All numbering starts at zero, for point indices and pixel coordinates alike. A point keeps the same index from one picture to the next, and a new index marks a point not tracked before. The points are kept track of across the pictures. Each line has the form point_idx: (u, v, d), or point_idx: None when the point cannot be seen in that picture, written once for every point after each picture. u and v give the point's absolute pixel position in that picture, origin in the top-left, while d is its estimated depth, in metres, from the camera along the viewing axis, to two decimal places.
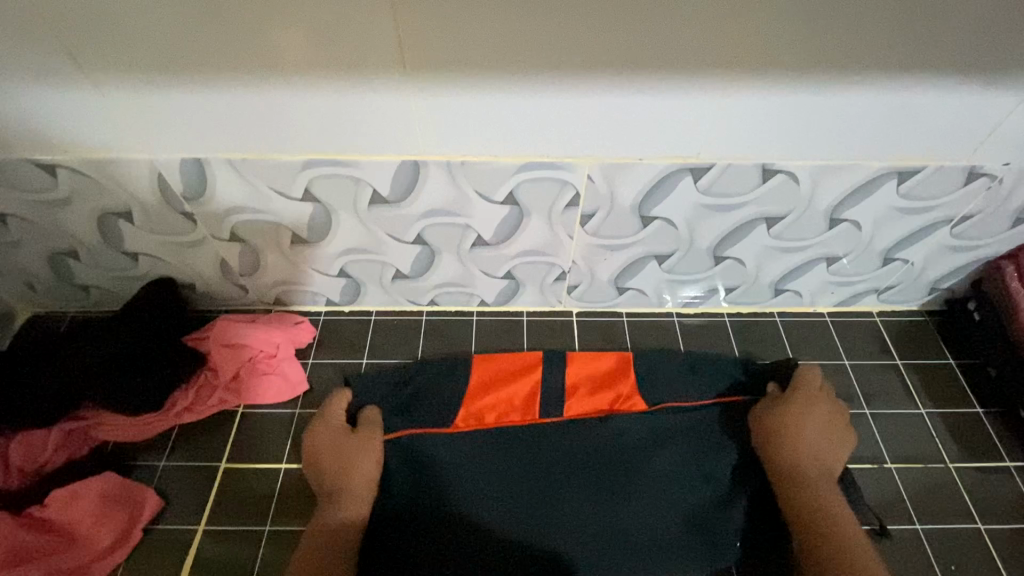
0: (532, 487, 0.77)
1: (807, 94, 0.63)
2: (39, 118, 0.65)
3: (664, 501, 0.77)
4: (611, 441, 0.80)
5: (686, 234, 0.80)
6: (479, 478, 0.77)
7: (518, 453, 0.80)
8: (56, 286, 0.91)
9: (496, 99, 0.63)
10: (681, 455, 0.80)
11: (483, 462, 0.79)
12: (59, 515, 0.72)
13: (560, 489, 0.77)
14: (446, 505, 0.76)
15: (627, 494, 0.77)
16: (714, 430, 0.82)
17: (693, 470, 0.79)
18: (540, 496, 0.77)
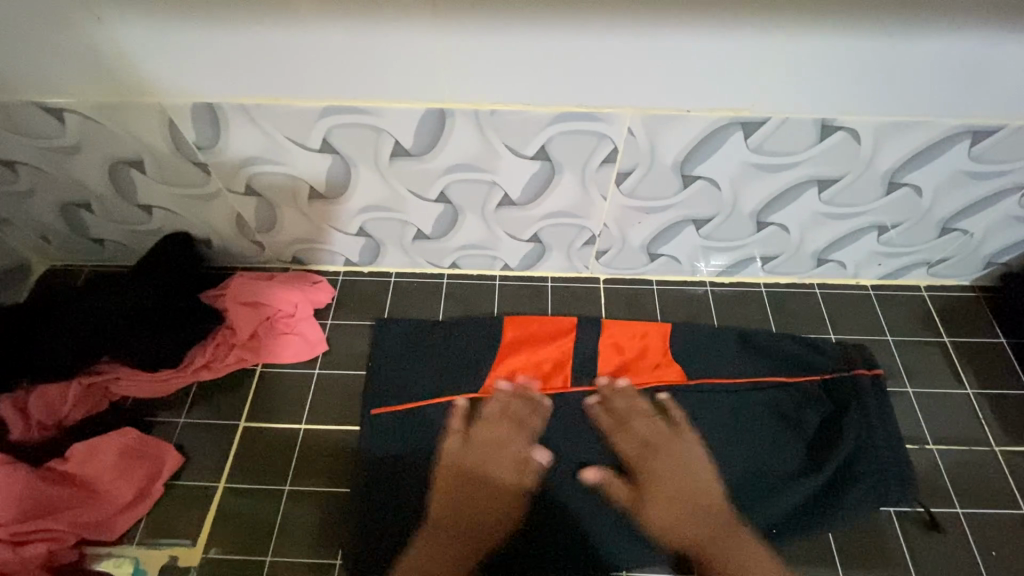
0: (568, 459, 0.77)
1: (883, 38, 0.56)
2: (44, 58, 0.61)
3: (700, 484, 0.75)
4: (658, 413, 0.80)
5: (729, 196, 0.75)
6: (525, 439, 0.78)
7: (570, 416, 0.80)
8: (71, 239, 0.89)
9: (532, 40, 0.57)
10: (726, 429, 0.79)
11: (524, 432, 0.78)
12: (79, 468, 0.72)
13: (602, 456, 0.77)
14: (481, 470, 0.76)
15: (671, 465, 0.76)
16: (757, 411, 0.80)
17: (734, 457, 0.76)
18: (575, 468, 0.76)
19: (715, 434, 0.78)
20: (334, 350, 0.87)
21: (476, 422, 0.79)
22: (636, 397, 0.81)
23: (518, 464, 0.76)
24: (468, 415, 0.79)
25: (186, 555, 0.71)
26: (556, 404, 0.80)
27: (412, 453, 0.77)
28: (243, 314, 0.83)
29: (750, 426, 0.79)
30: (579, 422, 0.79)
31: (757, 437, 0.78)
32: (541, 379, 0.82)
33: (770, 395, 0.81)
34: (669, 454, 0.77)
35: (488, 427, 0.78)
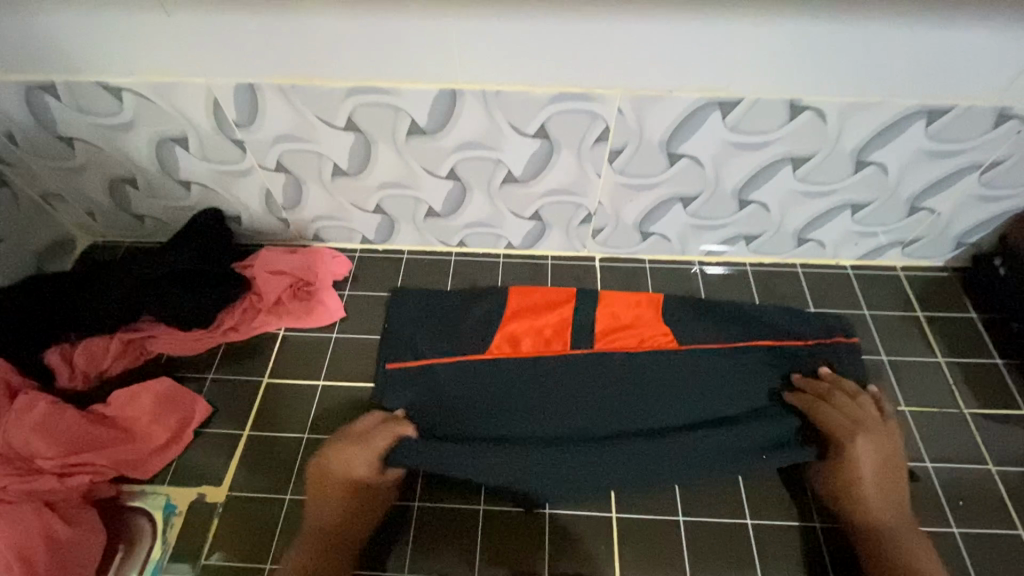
0: (544, 398, 0.83)
1: (839, 25, 0.64)
2: (111, 43, 0.71)
3: (672, 427, 0.81)
4: (645, 369, 0.86)
5: (712, 174, 0.82)
6: (510, 378, 0.85)
7: (558, 362, 0.86)
8: (114, 215, 0.98)
9: (532, 26, 0.66)
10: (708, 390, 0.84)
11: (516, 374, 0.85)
12: (120, 412, 0.79)
13: (574, 397, 0.83)
14: (472, 407, 0.83)
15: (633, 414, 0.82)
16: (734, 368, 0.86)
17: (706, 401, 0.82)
18: (559, 408, 0.83)
19: (695, 392, 0.84)
20: (350, 317, 0.95)
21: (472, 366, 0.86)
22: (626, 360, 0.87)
23: (496, 400, 0.83)
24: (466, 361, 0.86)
25: (212, 493, 0.78)
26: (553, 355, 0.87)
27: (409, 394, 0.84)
28: (269, 281, 0.92)
29: (857, 441, 0.76)
30: (565, 369, 0.86)
31: (843, 460, 0.76)
32: (541, 341, 0.88)
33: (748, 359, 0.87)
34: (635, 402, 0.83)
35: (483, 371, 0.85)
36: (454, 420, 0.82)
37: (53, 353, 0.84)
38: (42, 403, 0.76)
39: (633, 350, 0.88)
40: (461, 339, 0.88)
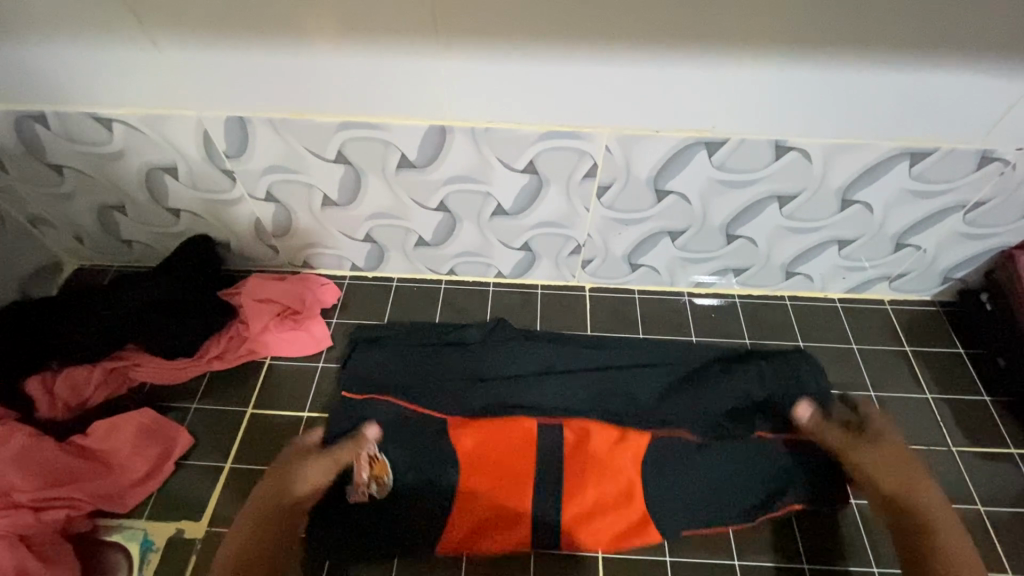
0: (537, 367, 0.87)
1: (822, 70, 0.65)
2: (101, 76, 0.71)
3: (653, 400, 0.84)
4: (644, 360, 0.89)
5: (699, 210, 0.83)
6: (510, 351, 0.88)
7: (555, 350, 0.89)
8: (102, 240, 0.98)
9: (520, 67, 0.67)
10: (700, 374, 0.87)
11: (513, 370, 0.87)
12: (100, 443, 0.78)
13: (566, 367, 0.87)
14: (463, 368, 0.87)
15: (614, 377, 0.86)
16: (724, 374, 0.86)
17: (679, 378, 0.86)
18: (551, 406, 0.83)
19: (683, 374, 0.87)
20: (337, 346, 0.94)
21: (469, 365, 0.87)
22: (619, 357, 0.89)
23: (496, 364, 0.87)
24: (463, 357, 0.88)
25: (191, 529, 0.76)
26: (553, 347, 0.90)
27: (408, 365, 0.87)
28: (255, 309, 0.91)
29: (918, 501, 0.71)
30: (563, 353, 0.89)
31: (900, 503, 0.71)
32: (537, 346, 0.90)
33: (743, 365, 0.87)
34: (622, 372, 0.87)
35: (478, 374, 0.86)
36: (436, 378, 0.85)
37: (34, 380, 0.83)
38: (20, 435, 0.75)
39: (630, 359, 0.89)
40: (459, 341, 0.90)
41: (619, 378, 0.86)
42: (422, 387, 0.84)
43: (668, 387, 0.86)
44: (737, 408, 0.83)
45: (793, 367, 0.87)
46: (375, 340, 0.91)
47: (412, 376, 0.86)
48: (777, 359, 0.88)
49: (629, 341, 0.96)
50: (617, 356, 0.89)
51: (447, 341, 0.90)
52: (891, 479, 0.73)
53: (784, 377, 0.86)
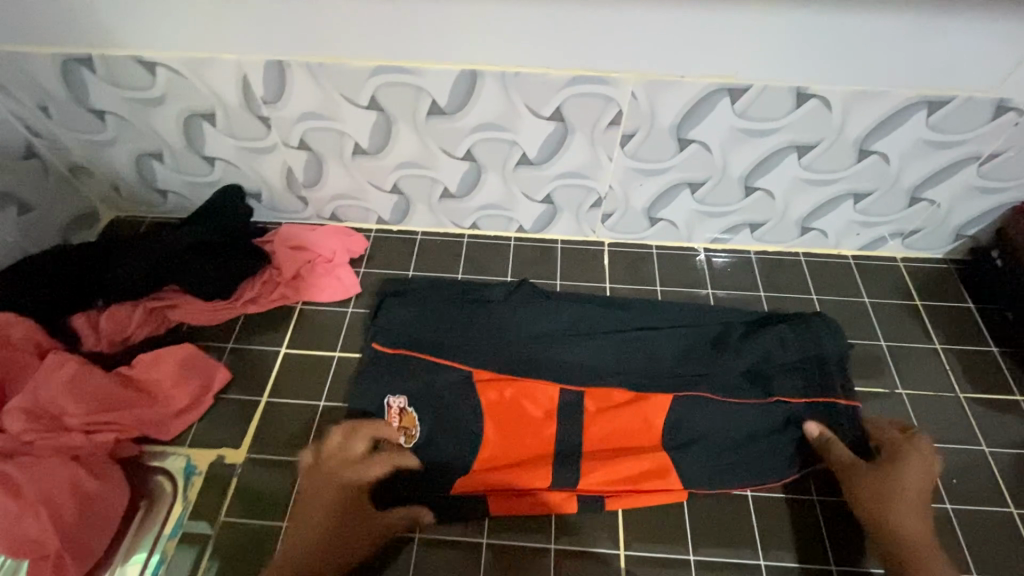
0: (558, 326, 0.89)
1: (846, 15, 0.67)
2: (149, 19, 0.74)
3: (673, 358, 0.86)
4: (662, 322, 0.90)
5: (719, 160, 0.85)
6: (531, 312, 0.90)
7: (575, 309, 0.91)
8: (138, 190, 1.01)
9: (552, 10, 0.69)
10: (717, 336, 0.88)
11: (534, 331, 0.88)
12: (145, 375, 0.82)
13: (587, 327, 0.89)
14: (486, 325, 0.89)
15: (634, 337, 0.88)
16: (746, 329, 0.89)
17: (698, 338, 0.88)
18: (573, 364, 0.85)
19: (702, 334, 0.88)
20: (365, 294, 0.98)
21: (492, 321, 0.89)
22: (636, 315, 0.91)
23: (519, 324, 0.89)
24: (487, 310, 0.90)
25: (232, 455, 0.80)
26: (572, 307, 0.91)
27: (432, 321, 0.89)
28: (287, 256, 0.95)
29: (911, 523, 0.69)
30: (584, 314, 0.90)
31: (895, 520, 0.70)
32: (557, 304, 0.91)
33: (765, 330, 0.87)
34: (642, 330, 0.88)
35: (501, 332, 0.88)
36: (460, 333, 0.87)
37: (79, 318, 0.87)
38: (69, 364, 0.79)
39: (647, 316, 0.91)
40: (480, 298, 0.92)
41: (640, 339, 0.87)
42: (447, 341, 0.87)
43: (687, 344, 0.87)
44: (759, 369, 0.84)
45: (817, 339, 0.86)
46: (398, 294, 0.93)
47: (436, 331, 0.88)
48: (800, 324, 0.88)
49: (646, 292, 0.99)
50: (635, 314, 0.91)
51: (468, 298, 0.92)
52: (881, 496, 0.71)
53: (809, 344, 0.85)
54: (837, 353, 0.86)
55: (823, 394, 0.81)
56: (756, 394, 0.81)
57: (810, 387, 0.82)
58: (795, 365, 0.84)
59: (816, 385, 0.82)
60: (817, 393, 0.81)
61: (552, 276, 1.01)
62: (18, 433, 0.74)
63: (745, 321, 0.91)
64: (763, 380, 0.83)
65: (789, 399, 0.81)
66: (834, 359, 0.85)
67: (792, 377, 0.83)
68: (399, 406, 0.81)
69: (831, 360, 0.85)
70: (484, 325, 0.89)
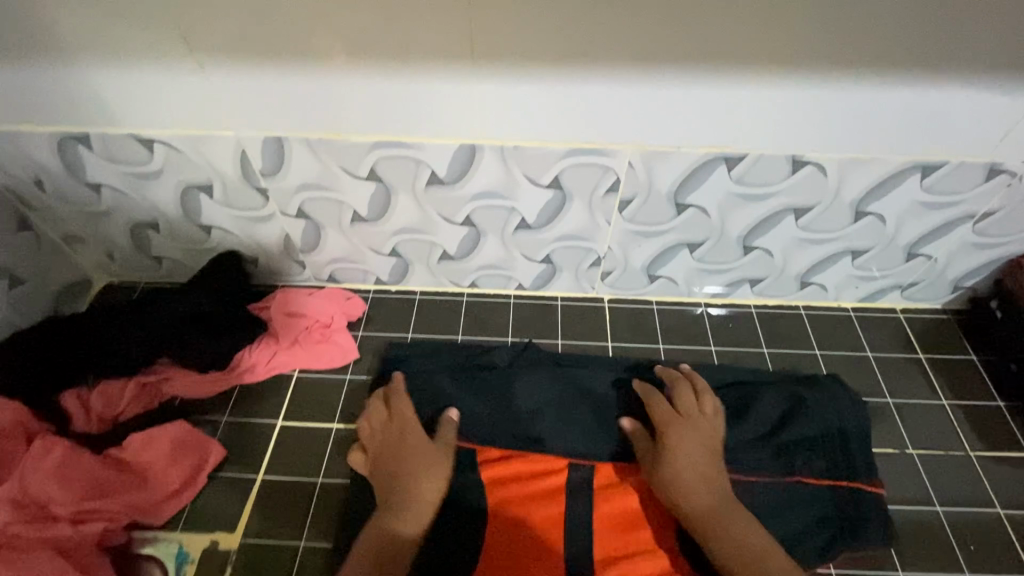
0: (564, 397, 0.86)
1: (838, 88, 0.68)
2: (148, 100, 0.74)
3: None
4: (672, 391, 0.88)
5: (718, 223, 0.86)
6: (536, 383, 0.87)
7: (582, 379, 0.89)
8: (133, 257, 1.00)
9: (548, 88, 0.70)
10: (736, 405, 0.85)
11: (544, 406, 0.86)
12: (136, 456, 0.79)
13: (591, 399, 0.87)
14: (490, 400, 0.86)
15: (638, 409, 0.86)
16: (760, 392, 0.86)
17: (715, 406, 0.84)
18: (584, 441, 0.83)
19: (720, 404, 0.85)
20: (364, 359, 0.96)
21: (499, 398, 0.86)
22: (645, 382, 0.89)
23: (524, 395, 0.86)
24: (493, 384, 0.87)
25: (226, 540, 0.77)
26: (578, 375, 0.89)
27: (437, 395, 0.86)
28: (285, 324, 0.94)
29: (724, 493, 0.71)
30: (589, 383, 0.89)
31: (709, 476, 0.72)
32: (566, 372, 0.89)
33: (781, 394, 0.86)
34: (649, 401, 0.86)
35: (509, 409, 0.85)
36: (464, 409, 0.85)
37: (70, 396, 0.84)
38: (58, 448, 0.76)
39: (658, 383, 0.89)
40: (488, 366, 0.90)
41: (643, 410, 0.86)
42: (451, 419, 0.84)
43: None
44: (779, 441, 0.81)
45: (838, 407, 0.84)
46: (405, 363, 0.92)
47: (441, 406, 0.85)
48: (817, 387, 0.87)
49: (649, 351, 0.98)
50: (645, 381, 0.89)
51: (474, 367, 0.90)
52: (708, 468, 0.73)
53: (828, 415, 0.83)
54: (859, 419, 0.84)
55: (846, 480, 0.78)
56: (776, 471, 0.79)
57: (829, 467, 0.79)
58: (814, 440, 0.81)
59: (836, 463, 0.80)
60: (836, 474, 0.79)
61: (553, 336, 1.00)
62: (2, 526, 0.71)
63: (764, 382, 0.89)
64: (784, 459, 0.80)
65: (809, 479, 0.78)
66: (854, 426, 0.83)
67: (813, 453, 0.80)
68: None
69: (850, 433, 0.82)
70: (489, 399, 0.86)
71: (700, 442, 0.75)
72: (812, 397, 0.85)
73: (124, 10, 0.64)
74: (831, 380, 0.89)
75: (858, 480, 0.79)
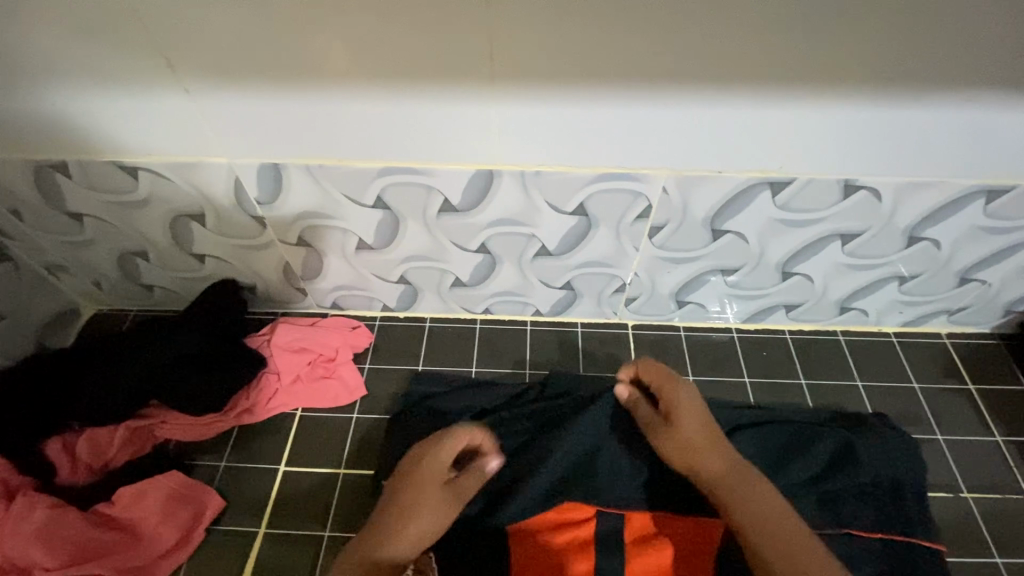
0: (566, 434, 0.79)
1: (903, 107, 0.61)
2: (129, 125, 0.67)
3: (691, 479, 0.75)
4: None
5: (756, 249, 0.79)
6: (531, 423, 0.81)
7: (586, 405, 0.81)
8: (121, 285, 0.93)
9: (576, 110, 0.62)
10: (781, 448, 0.79)
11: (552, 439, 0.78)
12: (126, 512, 0.73)
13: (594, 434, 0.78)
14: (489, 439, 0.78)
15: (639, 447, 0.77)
16: (803, 435, 0.80)
17: (753, 442, 0.79)
18: (603, 481, 0.75)
19: (762, 445, 0.79)
20: (371, 395, 0.89)
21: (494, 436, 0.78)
22: None
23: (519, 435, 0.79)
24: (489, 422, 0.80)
25: None
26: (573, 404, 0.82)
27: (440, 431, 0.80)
28: (285, 359, 0.88)
29: (722, 461, 0.63)
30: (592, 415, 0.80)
31: (699, 442, 0.66)
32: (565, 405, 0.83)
33: (828, 431, 0.80)
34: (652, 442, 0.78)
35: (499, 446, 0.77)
36: None
37: (55, 444, 0.79)
38: (41, 506, 0.71)
39: None
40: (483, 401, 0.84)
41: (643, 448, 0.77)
42: None
43: None
44: (826, 488, 0.75)
45: (888, 450, 0.78)
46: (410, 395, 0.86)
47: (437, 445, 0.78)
48: (868, 432, 0.80)
49: None
50: None
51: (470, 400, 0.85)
52: (704, 436, 0.66)
53: (879, 463, 0.77)
54: (910, 463, 0.78)
55: (902, 534, 0.72)
56: (823, 522, 0.73)
57: (883, 519, 0.73)
58: (865, 488, 0.75)
59: (890, 513, 0.73)
60: (891, 526, 0.72)
61: (574, 366, 0.93)
62: None
63: (808, 420, 0.84)
64: (831, 509, 0.74)
65: (861, 532, 0.72)
66: (908, 471, 0.77)
67: (865, 504, 0.74)
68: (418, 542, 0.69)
69: (904, 483, 0.76)
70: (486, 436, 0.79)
71: (697, 411, 0.69)
72: (863, 437, 0.79)
73: (99, 30, 0.57)
74: (879, 419, 0.83)
75: (914, 534, 0.72)
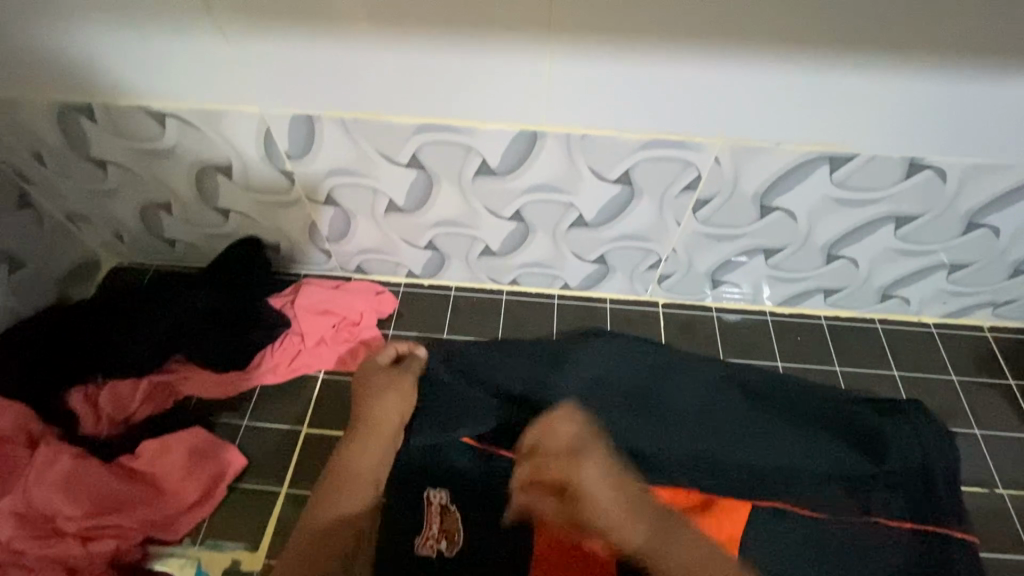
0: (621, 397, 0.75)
1: (984, 81, 0.57)
2: (158, 68, 0.64)
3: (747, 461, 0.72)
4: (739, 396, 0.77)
5: (805, 229, 0.75)
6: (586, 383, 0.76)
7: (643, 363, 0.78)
8: (143, 238, 0.91)
9: (632, 70, 0.59)
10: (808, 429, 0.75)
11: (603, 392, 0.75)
12: (151, 465, 0.73)
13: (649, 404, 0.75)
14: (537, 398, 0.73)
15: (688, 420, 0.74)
16: (830, 416, 0.76)
17: (786, 416, 0.76)
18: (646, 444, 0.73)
19: (791, 422, 0.75)
20: None
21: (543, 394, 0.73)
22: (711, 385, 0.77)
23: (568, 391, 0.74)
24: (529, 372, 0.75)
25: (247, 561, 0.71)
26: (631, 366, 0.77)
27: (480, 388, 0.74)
28: (310, 321, 0.87)
29: None
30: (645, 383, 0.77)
31: None
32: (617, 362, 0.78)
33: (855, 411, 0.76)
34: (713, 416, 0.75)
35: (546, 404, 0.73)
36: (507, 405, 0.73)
37: (78, 395, 0.77)
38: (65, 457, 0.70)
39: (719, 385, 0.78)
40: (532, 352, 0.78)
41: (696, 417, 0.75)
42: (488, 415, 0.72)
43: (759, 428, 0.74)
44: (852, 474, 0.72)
45: (918, 437, 0.73)
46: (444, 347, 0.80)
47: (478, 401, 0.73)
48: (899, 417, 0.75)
49: None
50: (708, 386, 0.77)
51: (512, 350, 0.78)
52: None
53: (909, 449, 0.73)
54: (940, 449, 0.73)
55: (935, 524, 0.67)
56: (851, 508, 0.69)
57: (913, 507, 0.69)
58: (896, 476, 0.71)
59: (922, 500, 0.69)
60: (924, 516, 0.68)
61: None
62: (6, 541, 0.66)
63: (838, 399, 0.79)
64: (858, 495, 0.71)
65: (891, 519, 0.68)
66: (937, 456, 0.72)
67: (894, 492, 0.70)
68: (442, 503, 0.67)
69: (936, 469, 0.71)
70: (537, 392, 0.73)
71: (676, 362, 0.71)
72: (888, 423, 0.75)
73: None
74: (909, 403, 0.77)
75: (949, 524, 0.68)
